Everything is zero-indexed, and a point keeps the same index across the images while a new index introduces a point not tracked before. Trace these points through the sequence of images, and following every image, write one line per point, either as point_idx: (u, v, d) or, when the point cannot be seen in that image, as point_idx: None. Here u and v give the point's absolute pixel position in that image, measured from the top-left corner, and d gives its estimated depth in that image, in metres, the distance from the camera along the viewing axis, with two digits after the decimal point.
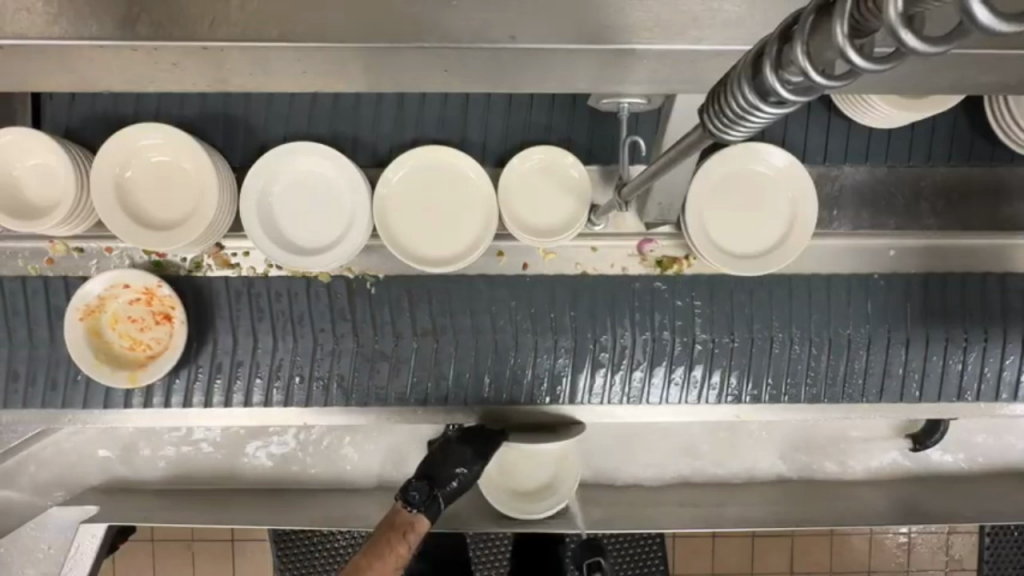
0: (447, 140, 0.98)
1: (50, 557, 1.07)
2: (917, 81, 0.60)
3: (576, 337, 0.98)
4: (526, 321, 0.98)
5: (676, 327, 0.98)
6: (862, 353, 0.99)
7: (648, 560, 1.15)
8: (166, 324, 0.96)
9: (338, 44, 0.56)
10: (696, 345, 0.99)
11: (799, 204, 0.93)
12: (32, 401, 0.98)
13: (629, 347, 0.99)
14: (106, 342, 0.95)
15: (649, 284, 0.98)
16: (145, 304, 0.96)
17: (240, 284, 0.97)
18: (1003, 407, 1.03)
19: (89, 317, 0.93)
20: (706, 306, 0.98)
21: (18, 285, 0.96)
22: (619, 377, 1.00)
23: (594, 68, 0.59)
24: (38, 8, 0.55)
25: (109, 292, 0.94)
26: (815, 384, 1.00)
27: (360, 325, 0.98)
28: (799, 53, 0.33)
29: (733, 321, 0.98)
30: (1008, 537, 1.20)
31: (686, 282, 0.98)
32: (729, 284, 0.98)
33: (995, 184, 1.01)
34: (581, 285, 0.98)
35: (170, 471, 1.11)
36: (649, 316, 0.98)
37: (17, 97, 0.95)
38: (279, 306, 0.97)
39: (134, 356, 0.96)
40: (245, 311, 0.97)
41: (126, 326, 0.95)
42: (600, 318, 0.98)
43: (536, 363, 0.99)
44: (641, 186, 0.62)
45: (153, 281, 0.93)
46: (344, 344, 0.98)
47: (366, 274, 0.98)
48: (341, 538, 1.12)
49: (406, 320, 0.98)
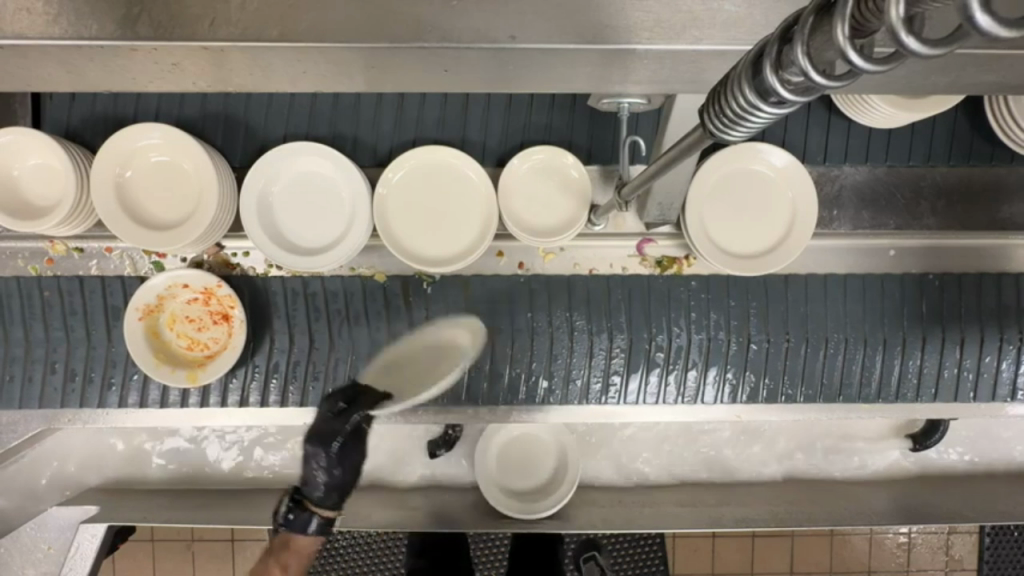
0: (447, 140, 0.98)
1: (50, 558, 1.07)
2: (916, 81, 0.60)
3: (631, 336, 0.97)
4: (582, 320, 0.97)
5: (733, 327, 0.98)
6: (917, 353, 0.99)
7: (649, 560, 1.15)
8: (224, 324, 0.96)
9: (341, 44, 0.56)
10: (753, 345, 0.98)
11: (800, 204, 0.93)
12: (36, 402, 0.97)
13: (685, 347, 0.98)
14: (164, 342, 0.94)
15: (704, 285, 0.98)
16: (202, 304, 0.95)
17: (296, 284, 0.97)
18: (1005, 407, 1.03)
19: (147, 316, 0.93)
20: (761, 305, 0.98)
21: (58, 283, 0.96)
22: (657, 377, 0.99)
23: (594, 68, 0.59)
24: (38, 7, 0.54)
25: (168, 292, 0.94)
26: (869, 383, 1.00)
27: (416, 326, 0.97)
28: (799, 53, 0.33)
29: (790, 321, 0.98)
30: (1009, 537, 1.20)
31: (741, 284, 0.98)
32: (786, 282, 0.98)
33: (994, 184, 1.01)
34: (638, 284, 0.98)
35: (173, 470, 1.11)
36: (705, 315, 0.98)
37: (17, 97, 0.95)
38: (336, 306, 0.97)
39: (192, 357, 0.95)
40: (300, 309, 0.97)
41: (184, 326, 0.95)
42: (655, 317, 0.98)
43: (592, 364, 0.98)
44: (640, 186, 0.62)
45: (212, 281, 0.92)
46: (401, 345, 0.97)
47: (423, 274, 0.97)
48: (342, 539, 1.12)
49: (462, 320, 0.98)
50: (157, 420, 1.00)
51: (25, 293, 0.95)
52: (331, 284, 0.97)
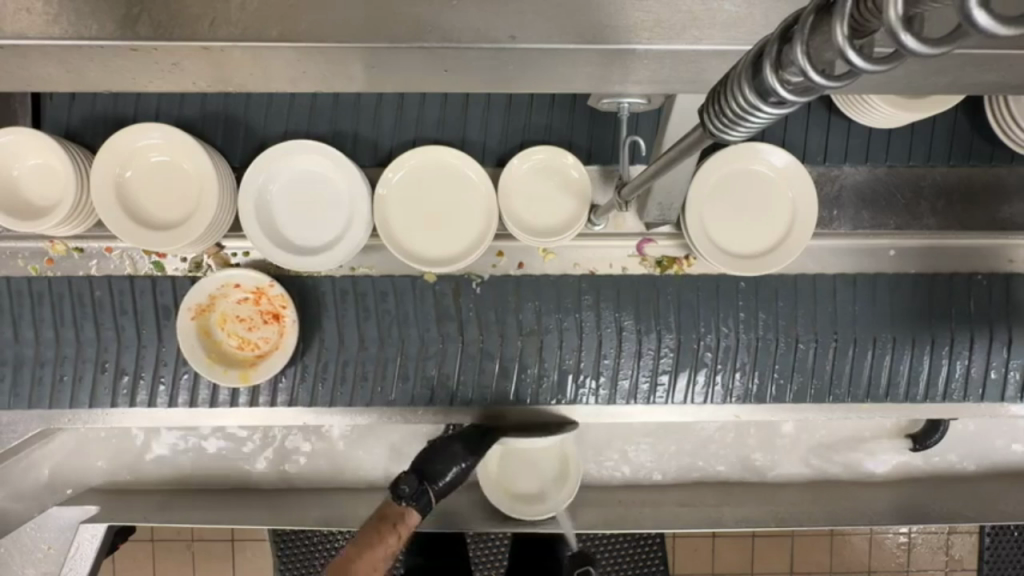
0: (446, 140, 0.98)
1: (50, 558, 1.07)
2: (915, 81, 0.60)
3: (680, 336, 0.98)
4: (631, 320, 0.98)
5: (781, 327, 0.98)
6: (965, 354, 1.00)
7: (648, 560, 1.15)
8: (274, 324, 0.96)
9: (342, 45, 0.56)
10: (801, 345, 0.98)
11: (800, 208, 0.93)
12: (36, 402, 0.97)
13: (734, 347, 0.98)
14: (215, 341, 0.95)
15: (753, 285, 0.98)
16: (253, 303, 0.96)
17: (346, 283, 0.97)
18: (1005, 407, 1.03)
19: (199, 316, 0.93)
20: (811, 306, 0.98)
21: (60, 283, 0.96)
22: (703, 377, 0.99)
23: (594, 69, 0.59)
24: (37, 8, 0.54)
25: (220, 292, 0.94)
26: (916, 384, 1.00)
27: (465, 326, 0.98)
28: (799, 53, 0.33)
29: (838, 322, 0.99)
30: (1009, 537, 1.20)
31: (788, 291, 0.98)
32: (835, 280, 0.99)
33: (994, 184, 1.01)
34: (687, 282, 0.98)
35: (172, 471, 1.11)
36: (753, 316, 0.98)
37: (17, 96, 0.95)
38: (385, 306, 0.97)
39: (242, 356, 0.96)
40: (350, 309, 0.97)
41: (235, 326, 0.96)
42: (704, 317, 0.98)
43: (639, 364, 0.99)
44: (640, 186, 0.62)
45: (265, 282, 0.92)
46: (450, 344, 0.98)
47: (472, 274, 0.98)
48: (341, 539, 1.12)
49: (512, 320, 0.98)
50: (156, 421, 1.00)
51: (26, 293, 0.96)
52: (379, 284, 0.97)
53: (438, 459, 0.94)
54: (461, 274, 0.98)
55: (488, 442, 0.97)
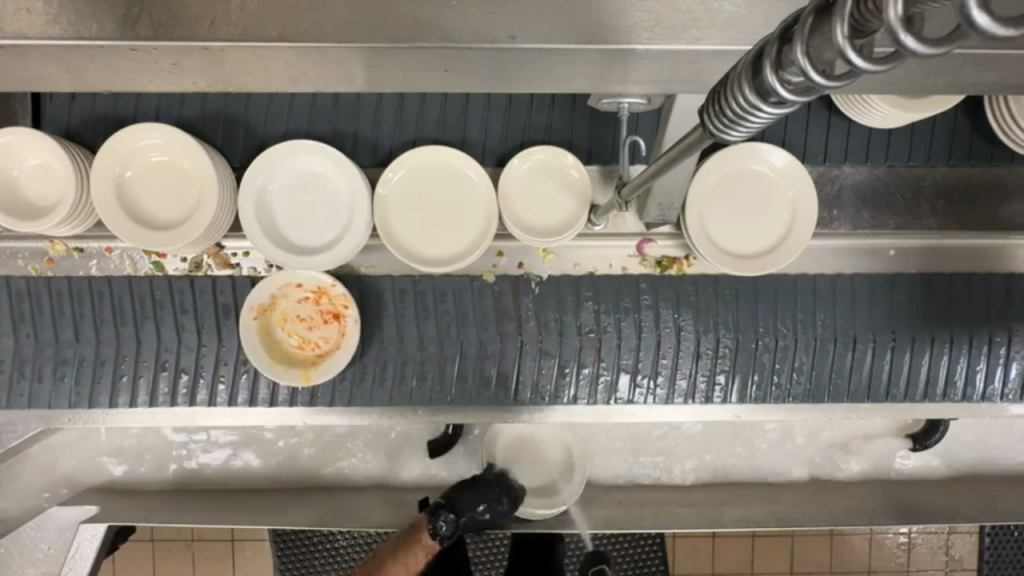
0: (446, 140, 0.98)
1: (50, 558, 1.06)
2: (914, 82, 0.60)
3: (738, 336, 0.98)
4: (689, 321, 0.98)
5: (838, 328, 0.98)
6: (1018, 354, 1.00)
7: (649, 560, 1.16)
8: (335, 323, 0.96)
9: (342, 45, 0.56)
10: (858, 345, 0.99)
11: (800, 209, 0.93)
12: (36, 402, 0.97)
13: (792, 346, 0.98)
14: (275, 341, 0.95)
15: (812, 285, 0.99)
16: (313, 303, 0.96)
17: (406, 282, 0.98)
18: (1006, 407, 1.03)
19: (261, 316, 0.93)
20: (867, 306, 0.99)
21: (66, 283, 0.96)
22: (759, 376, 0.99)
23: (595, 68, 0.59)
24: (37, 8, 0.54)
25: (280, 291, 0.94)
26: (973, 384, 1.01)
27: (525, 325, 0.98)
28: (798, 53, 0.33)
29: (895, 322, 0.99)
30: (1009, 537, 1.20)
31: (848, 289, 0.99)
32: (892, 278, 0.99)
33: (994, 184, 1.01)
34: (746, 283, 0.98)
35: (170, 472, 1.11)
36: (811, 316, 0.98)
37: (17, 97, 0.95)
38: (444, 306, 0.97)
39: (302, 356, 0.96)
40: (409, 308, 0.97)
41: (295, 326, 0.96)
42: (763, 317, 0.98)
43: (697, 364, 0.99)
44: (640, 186, 0.62)
45: (327, 281, 0.93)
46: (509, 344, 0.98)
47: (531, 274, 0.98)
48: (341, 538, 1.13)
49: (572, 320, 0.98)
50: (155, 421, 1.00)
51: (28, 293, 0.96)
52: (438, 284, 0.97)
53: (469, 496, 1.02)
54: (520, 274, 0.99)
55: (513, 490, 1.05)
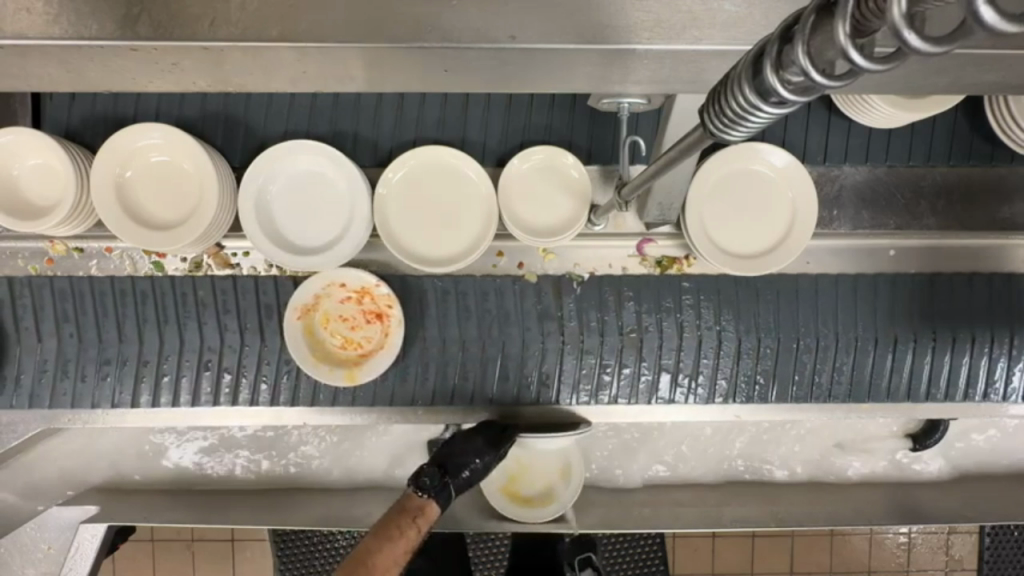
0: (445, 139, 0.98)
1: (49, 557, 1.08)
2: (914, 81, 0.60)
3: (780, 337, 0.98)
4: (731, 320, 0.98)
5: (880, 327, 0.99)
6: None
7: (649, 560, 1.16)
8: (377, 323, 0.96)
9: (343, 44, 0.56)
10: (899, 346, 0.99)
11: (800, 208, 0.93)
12: (39, 402, 0.98)
13: (834, 347, 0.99)
14: (318, 341, 0.95)
15: (852, 284, 0.99)
16: (356, 303, 0.96)
17: (446, 283, 0.97)
18: (1004, 407, 1.03)
19: (304, 315, 0.94)
20: (909, 305, 1.00)
21: (68, 283, 0.96)
22: (800, 377, 1.00)
23: (596, 68, 0.59)
24: (38, 8, 0.54)
25: (324, 291, 0.95)
26: (1009, 381, 1.01)
27: (567, 324, 0.98)
28: (799, 53, 0.33)
29: (935, 321, 1.00)
30: (1009, 537, 1.20)
31: (888, 288, 0.99)
32: (933, 278, 1.00)
33: (994, 183, 1.01)
34: (784, 283, 0.98)
35: (169, 473, 1.11)
36: (852, 317, 0.99)
37: (17, 97, 0.95)
38: (486, 305, 0.98)
39: (345, 356, 0.96)
40: (451, 309, 0.98)
41: (338, 326, 0.96)
42: (804, 317, 0.98)
43: (738, 365, 0.99)
44: (641, 186, 0.62)
45: (371, 281, 0.93)
46: (551, 343, 0.98)
47: (573, 274, 0.99)
48: (341, 538, 1.12)
49: (613, 320, 0.98)
50: (154, 421, 1.00)
51: (29, 294, 0.96)
52: (479, 284, 0.98)
53: (457, 453, 0.95)
54: (562, 274, 0.99)
55: (509, 440, 0.98)
